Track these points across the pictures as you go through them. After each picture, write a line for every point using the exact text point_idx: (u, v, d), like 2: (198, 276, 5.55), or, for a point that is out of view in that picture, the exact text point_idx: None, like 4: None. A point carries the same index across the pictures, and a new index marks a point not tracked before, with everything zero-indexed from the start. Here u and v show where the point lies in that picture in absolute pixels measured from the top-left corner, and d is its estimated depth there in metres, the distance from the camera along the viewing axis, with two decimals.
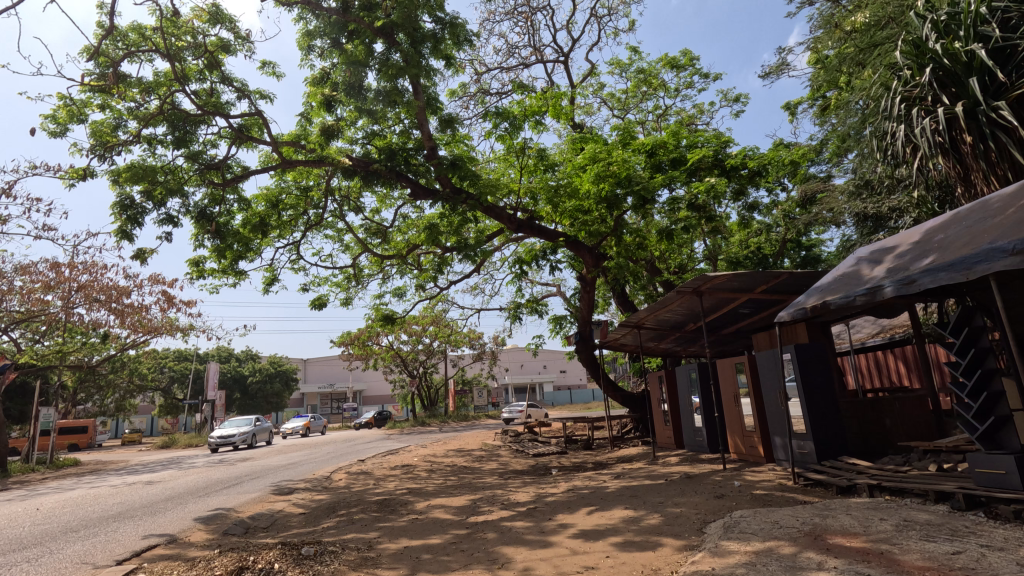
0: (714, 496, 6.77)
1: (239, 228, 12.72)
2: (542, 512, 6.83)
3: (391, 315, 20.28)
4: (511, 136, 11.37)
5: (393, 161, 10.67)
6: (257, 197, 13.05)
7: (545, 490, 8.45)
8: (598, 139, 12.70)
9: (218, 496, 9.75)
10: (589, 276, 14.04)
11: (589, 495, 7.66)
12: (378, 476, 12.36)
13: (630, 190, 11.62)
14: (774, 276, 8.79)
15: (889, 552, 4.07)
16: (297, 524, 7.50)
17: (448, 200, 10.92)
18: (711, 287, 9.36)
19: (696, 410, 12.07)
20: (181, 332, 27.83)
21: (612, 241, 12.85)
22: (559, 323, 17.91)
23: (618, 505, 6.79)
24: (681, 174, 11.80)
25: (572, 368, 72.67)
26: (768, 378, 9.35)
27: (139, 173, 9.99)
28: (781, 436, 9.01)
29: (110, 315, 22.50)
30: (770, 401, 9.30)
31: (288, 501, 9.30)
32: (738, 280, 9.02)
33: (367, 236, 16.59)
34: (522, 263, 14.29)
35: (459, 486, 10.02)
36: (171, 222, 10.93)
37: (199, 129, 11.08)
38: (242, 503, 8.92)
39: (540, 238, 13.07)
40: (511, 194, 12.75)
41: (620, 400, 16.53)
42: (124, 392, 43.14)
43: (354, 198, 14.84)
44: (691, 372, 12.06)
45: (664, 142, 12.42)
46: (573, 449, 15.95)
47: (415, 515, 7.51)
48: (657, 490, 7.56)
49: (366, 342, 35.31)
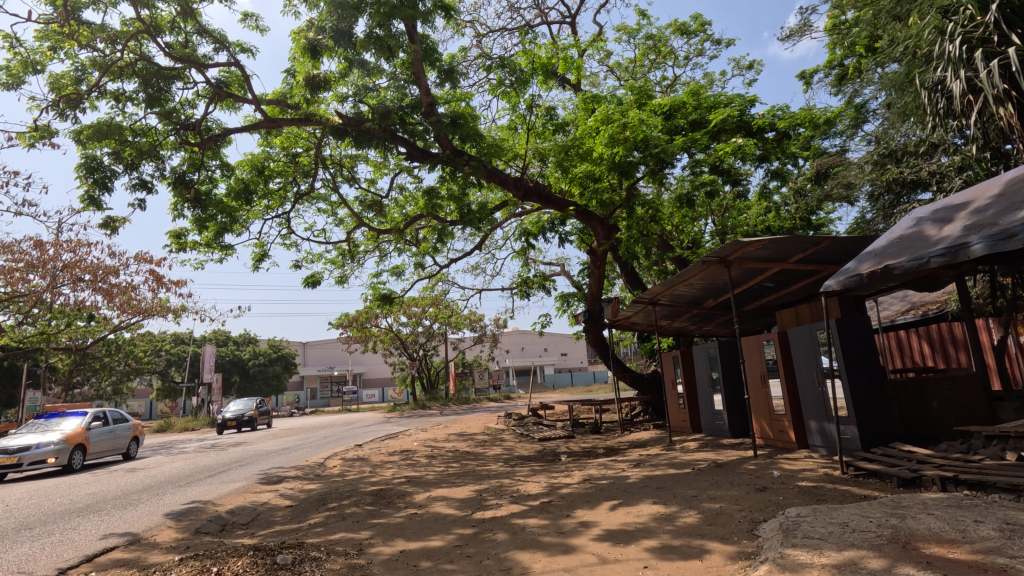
0: (755, 488, 5.92)
1: (223, 197, 11.76)
2: (559, 507, 6.02)
3: (389, 294, 19.32)
4: (517, 93, 10.34)
5: (387, 120, 9.66)
6: (240, 162, 11.95)
7: (557, 480, 7.63)
8: (612, 99, 11.66)
9: (198, 487, 8.91)
10: (599, 250, 13.07)
11: (609, 487, 6.80)
12: (376, 462, 11.59)
13: (646, 154, 10.59)
14: (814, 242, 7.86)
15: (1012, 568, 3.21)
16: (282, 520, 6.69)
17: (447, 162, 9.94)
18: (740, 255, 8.47)
19: (716, 392, 11.21)
20: (172, 313, 26.92)
21: (626, 212, 11.88)
22: (565, 301, 17.03)
23: (645, 499, 5.96)
24: (702, 136, 10.75)
25: (574, 350, 72.03)
26: (803, 357, 8.47)
27: (101, 131, 8.87)
28: (818, 420, 8.18)
29: (96, 296, 21.61)
30: (807, 383, 8.40)
31: (275, 492, 8.45)
32: (772, 247, 8.11)
33: (363, 210, 15.66)
34: (528, 237, 13.29)
35: (462, 475, 9.20)
36: (145, 189, 9.97)
37: (173, 85, 10.04)
38: (223, 494, 8.12)
39: (547, 207, 11.89)
40: (517, 160, 11.71)
41: (629, 382, 15.73)
42: (121, 375, 42.41)
43: (347, 166, 14.07)
44: (712, 350, 11.22)
45: (682, 103, 11.47)
46: (580, 434, 15.13)
47: (414, 510, 6.67)
48: (686, 480, 6.71)
49: (364, 324, 34.56)
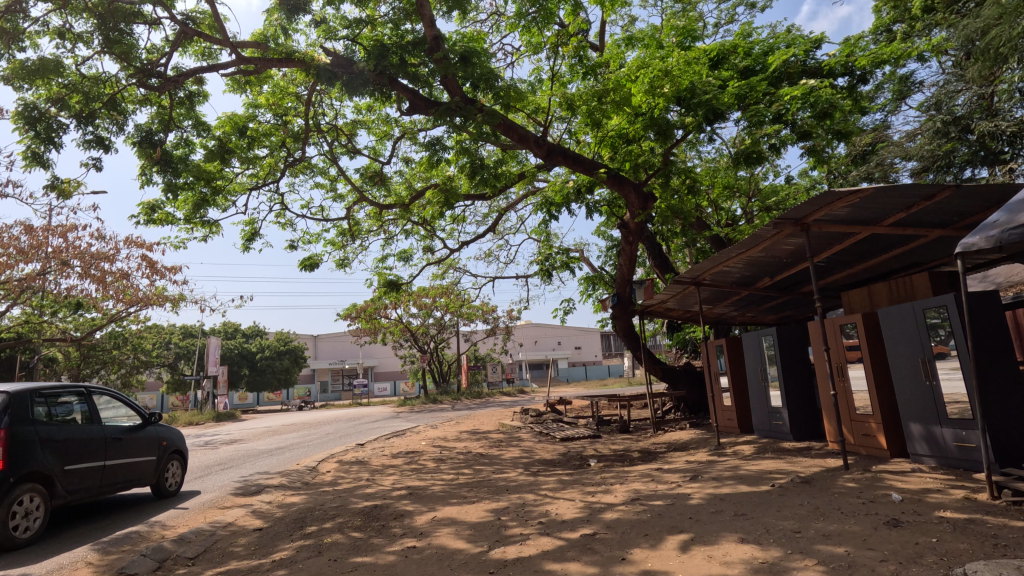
0: (883, 522, 4.23)
1: (202, 163, 10.35)
2: (609, 544, 4.38)
3: (396, 280, 17.74)
4: (539, 30, 8.86)
5: (383, 61, 8.11)
6: (219, 121, 10.41)
7: (594, 498, 6.03)
8: (650, 43, 9.96)
9: (158, 500, 7.40)
10: (632, 224, 11.29)
11: (668, 512, 5.16)
12: (375, 466, 10.06)
13: (692, 105, 8.90)
14: (929, 195, 6.07)
15: None
16: (242, 552, 5.15)
17: (455, 110, 8.30)
18: (820, 216, 6.74)
19: (772, 386, 9.53)
20: (171, 302, 25.63)
21: (665, 179, 10.22)
22: (590, 285, 15.33)
23: (727, 536, 4.29)
24: (760, 83, 8.98)
25: (588, 344, 70.27)
26: (901, 342, 6.72)
27: (33, 69, 7.39)
28: (923, 423, 6.47)
29: (87, 283, 20.36)
30: (908, 376, 6.67)
31: (246, 508, 6.92)
32: (869, 203, 6.32)
33: (365, 183, 14.15)
34: (550, 208, 11.57)
35: (474, 486, 7.61)
36: (101, 146, 8.58)
37: (135, 26, 8.54)
38: (182, 511, 6.62)
39: (573, 170, 10.12)
40: (538, 114, 9.95)
41: (660, 375, 14.15)
42: (128, 369, 41.43)
43: (346, 134, 12.90)
44: (766, 336, 9.53)
45: (732, 48, 9.77)
46: (607, 433, 13.53)
47: (411, 542, 5.08)
48: (773, 504, 5.02)
49: (373, 316, 33.29)
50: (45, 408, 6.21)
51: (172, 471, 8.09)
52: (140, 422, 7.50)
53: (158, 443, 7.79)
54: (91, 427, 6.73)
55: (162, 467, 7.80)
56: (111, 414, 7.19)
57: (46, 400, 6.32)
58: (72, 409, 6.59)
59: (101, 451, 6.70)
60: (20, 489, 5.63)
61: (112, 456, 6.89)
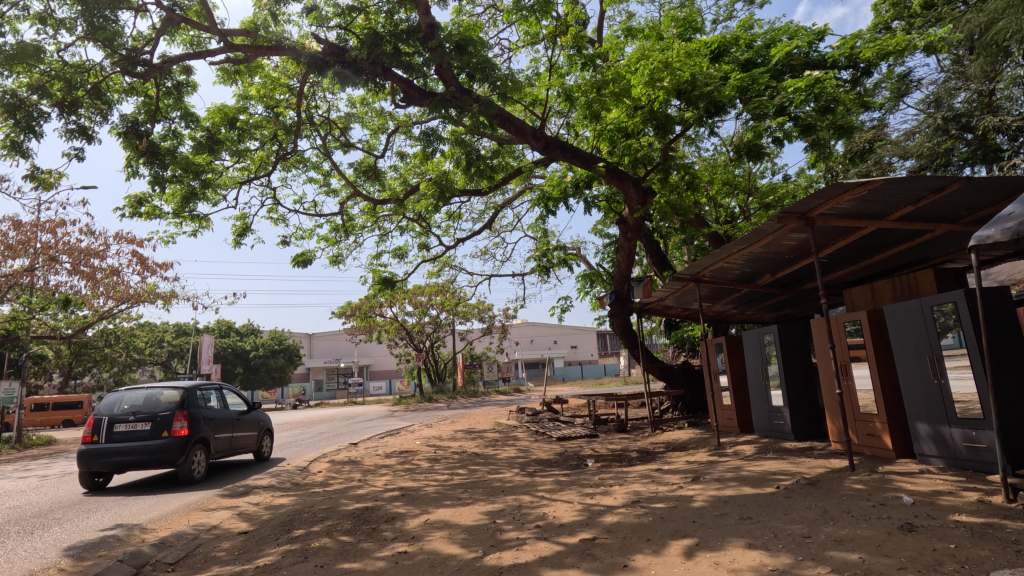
0: (897, 527, 4.03)
1: (190, 155, 10.09)
2: (609, 549, 4.18)
3: (391, 277, 17.48)
4: (537, 20, 8.63)
5: (376, 49, 7.86)
6: (207, 112, 10.13)
7: (593, 500, 5.82)
8: (650, 34, 9.73)
9: (142, 501, 7.16)
10: (631, 220, 11.08)
11: (670, 515, 4.96)
12: (368, 466, 9.84)
13: (693, 97, 8.69)
14: (939, 187, 5.88)
15: None
16: (225, 557, 4.93)
17: (449, 101, 8.06)
18: (825, 210, 6.54)
19: (772, 385, 9.36)
20: (162, 300, 25.29)
21: (665, 173, 10.00)
22: (588, 282, 15.12)
23: (733, 541, 4.08)
24: (762, 74, 8.78)
25: (584, 343, 70.12)
26: (909, 340, 6.54)
27: (11, 54, 7.13)
28: (931, 423, 6.28)
29: (76, 279, 20.00)
30: (915, 375, 6.48)
31: (233, 510, 6.68)
32: (877, 196, 6.12)
33: (359, 177, 13.89)
34: (547, 203, 11.35)
35: (469, 487, 7.39)
36: (85, 137, 8.37)
37: (120, 13, 8.27)
38: (165, 513, 6.39)
39: (572, 165, 9.90)
40: (536, 107, 9.72)
41: (657, 373, 13.97)
42: (120, 367, 40.97)
43: (339, 128, 12.64)
44: (767, 334, 9.35)
45: (734, 39, 9.55)
46: (604, 432, 13.34)
47: (402, 546, 4.86)
48: (780, 507, 4.82)
49: (368, 314, 33.01)
50: (200, 395, 9.14)
51: (265, 442, 11.06)
52: (249, 408, 10.43)
53: (258, 423, 10.74)
54: (223, 410, 9.69)
55: (260, 440, 10.73)
56: (233, 401, 10.19)
57: (198, 391, 9.22)
58: (212, 397, 9.48)
59: (230, 425, 9.66)
60: (193, 449, 8.61)
61: (237, 429, 9.92)
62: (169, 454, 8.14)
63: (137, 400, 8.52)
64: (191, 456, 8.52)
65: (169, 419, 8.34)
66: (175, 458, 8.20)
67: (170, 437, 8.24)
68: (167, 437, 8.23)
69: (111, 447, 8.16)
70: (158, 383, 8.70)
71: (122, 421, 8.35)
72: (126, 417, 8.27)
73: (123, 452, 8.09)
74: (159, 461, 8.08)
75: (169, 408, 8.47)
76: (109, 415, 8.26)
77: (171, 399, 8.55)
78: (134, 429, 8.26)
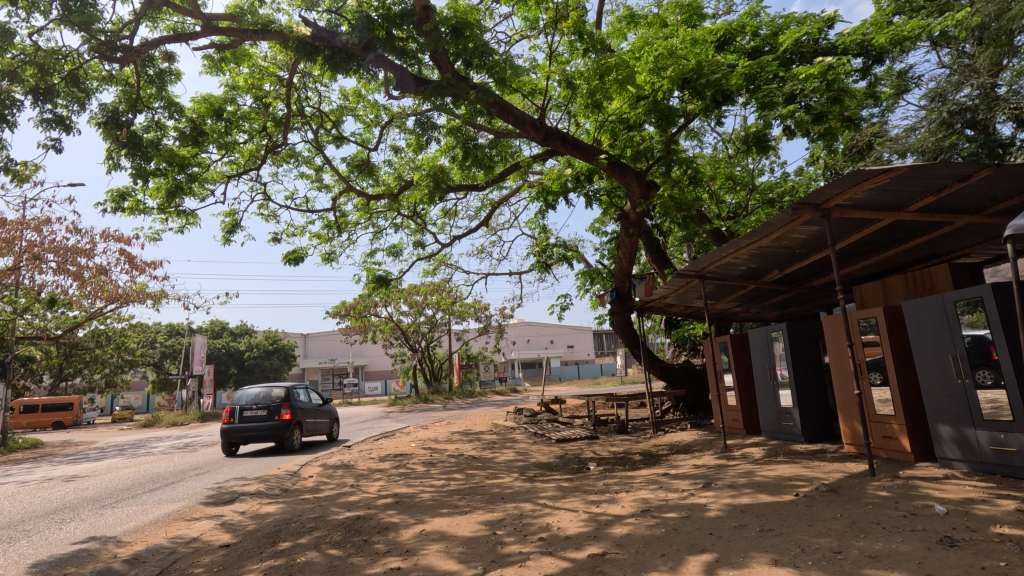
0: (934, 540, 3.70)
1: (175, 147, 9.71)
2: (622, 566, 3.82)
3: (385, 276, 17.11)
4: (537, 4, 8.27)
5: (367, 33, 7.47)
6: (192, 102, 9.71)
7: (600, 508, 5.46)
8: (653, 21, 9.39)
9: (120, 511, 6.74)
10: (633, 214, 10.69)
11: (684, 526, 4.60)
12: (361, 471, 9.45)
13: (699, 86, 8.35)
14: (964, 176, 5.53)
15: None
16: (202, 573, 4.54)
17: (444, 88, 7.68)
18: (842, 201, 6.19)
19: (781, 385, 9.02)
20: (153, 299, 24.78)
21: (669, 165, 9.65)
22: (588, 279, 14.76)
23: (758, 557, 3.74)
24: (770, 62, 8.45)
25: (580, 343, 69.85)
26: (927, 337, 6.24)
27: None
28: (954, 425, 5.96)
29: (62, 279, 19.48)
30: (934, 373, 6.18)
31: (216, 520, 6.29)
32: (898, 186, 5.77)
33: (351, 172, 13.49)
34: (546, 198, 10.97)
35: (467, 493, 7.03)
36: (62, 127, 7.95)
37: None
38: (142, 524, 5.98)
39: (572, 156, 9.52)
40: (536, 96, 9.35)
41: (659, 373, 13.65)
42: (112, 368, 40.34)
43: (332, 121, 12.26)
44: (775, 332, 9.03)
45: (740, 26, 9.21)
46: (605, 434, 12.99)
47: (395, 561, 4.49)
48: (803, 516, 4.47)
49: (363, 313, 32.56)
50: (296, 391, 13.08)
51: (336, 427, 14.89)
52: (324, 402, 14.24)
53: (330, 414, 14.56)
54: (309, 403, 13.61)
55: (331, 425, 14.55)
56: (314, 396, 14.05)
57: (294, 389, 13.09)
58: (303, 393, 13.40)
59: (313, 413, 13.51)
60: (293, 429, 12.57)
61: (317, 416, 13.81)
62: (278, 431, 12.12)
63: (256, 395, 12.41)
64: (292, 433, 12.44)
65: (278, 407, 12.28)
66: (282, 434, 12.17)
67: (279, 420, 12.19)
68: (277, 419, 12.19)
69: (242, 426, 12.14)
70: (268, 384, 12.54)
71: (248, 409, 12.28)
72: (251, 406, 12.20)
73: (249, 429, 12.06)
74: (273, 436, 12.02)
75: (278, 401, 12.37)
76: (239, 405, 12.14)
77: (278, 394, 12.40)
78: (256, 415, 12.23)
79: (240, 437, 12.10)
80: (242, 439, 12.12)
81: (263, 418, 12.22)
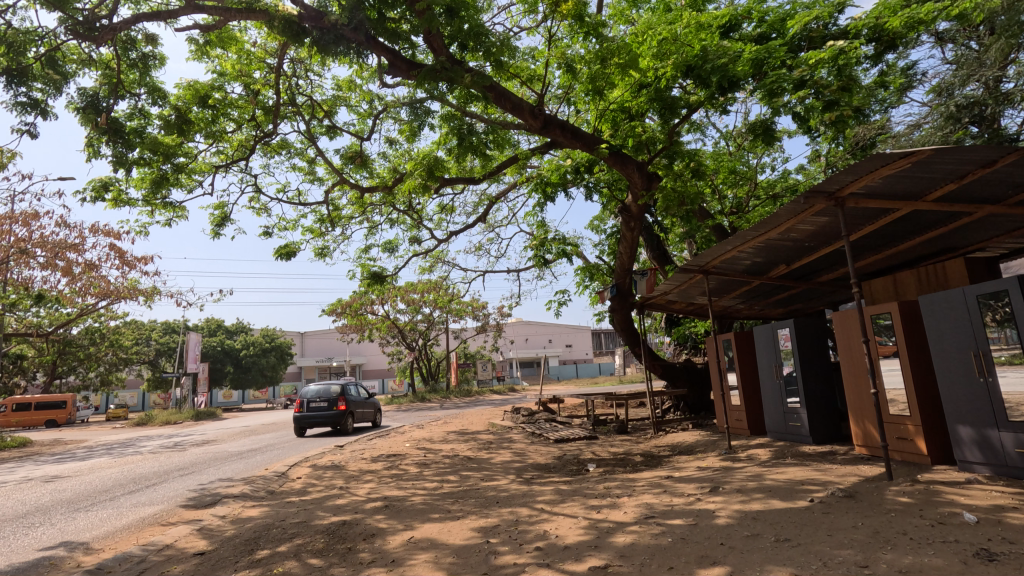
0: (971, 555, 3.36)
1: (159, 136, 9.35)
2: None
3: (381, 272, 16.73)
4: None
5: (357, 13, 7.11)
6: (178, 88, 9.35)
7: (600, 515, 5.11)
8: (657, 6, 9.05)
9: (94, 515, 6.38)
10: (634, 207, 10.32)
11: (692, 535, 4.26)
12: (352, 472, 9.09)
13: (704, 71, 8.01)
14: (988, 161, 5.19)
15: None
16: None
17: (438, 71, 7.33)
18: (857, 189, 5.84)
19: (787, 384, 8.70)
20: (145, 296, 24.38)
21: (672, 156, 9.30)
22: (587, 276, 14.41)
23: (776, 571, 3.40)
24: (779, 47, 8.11)
25: (579, 342, 69.60)
26: (946, 334, 5.91)
27: None
28: (975, 426, 5.63)
29: (51, 274, 19.11)
30: (953, 372, 5.85)
31: (193, 525, 5.93)
32: (917, 172, 5.43)
33: (345, 165, 13.13)
34: (545, 190, 10.62)
35: (460, 497, 6.68)
36: (37, 112, 7.59)
37: None
38: (114, 530, 5.62)
39: (572, 146, 9.17)
40: (534, 84, 9.00)
41: (659, 372, 13.33)
42: (105, 366, 39.87)
43: (324, 111, 11.89)
44: (780, 329, 8.70)
45: (747, 10, 8.86)
46: (604, 434, 12.67)
47: (379, 573, 4.15)
48: (821, 526, 4.13)
49: (359, 311, 32.18)
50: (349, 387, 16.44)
51: (378, 415, 18.19)
52: (369, 395, 17.59)
53: (374, 405, 17.86)
54: (358, 396, 16.92)
55: (374, 414, 17.83)
56: (361, 391, 17.35)
57: (347, 385, 16.44)
58: (353, 390, 16.74)
59: (362, 405, 16.86)
60: (348, 417, 15.88)
61: (364, 408, 17.08)
62: (337, 419, 15.40)
63: (318, 391, 15.79)
64: (347, 420, 15.73)
65: (335, 400, 15.54)
66: (340, 422, 15.45)
67: (337, 410, 15.54)
68: (335, 410, 15.48)
69: (308, 414, 15.57)
70: (327, 381, 15.84)
71: (313, 401, 15.68)
72: (315, 399, 15.55)
73: (314, 416, 15.44)
74: (332, 422, 15.31)
75: (335, 395, 15.70)
76: (306, 398, 15.48)
77: (336, 389, 15.79)
78: (319, 406, 15.57)
79: (307, 422, 15.54)
80: (310, 424, 15.53)
81: (324, 407, 15.59)
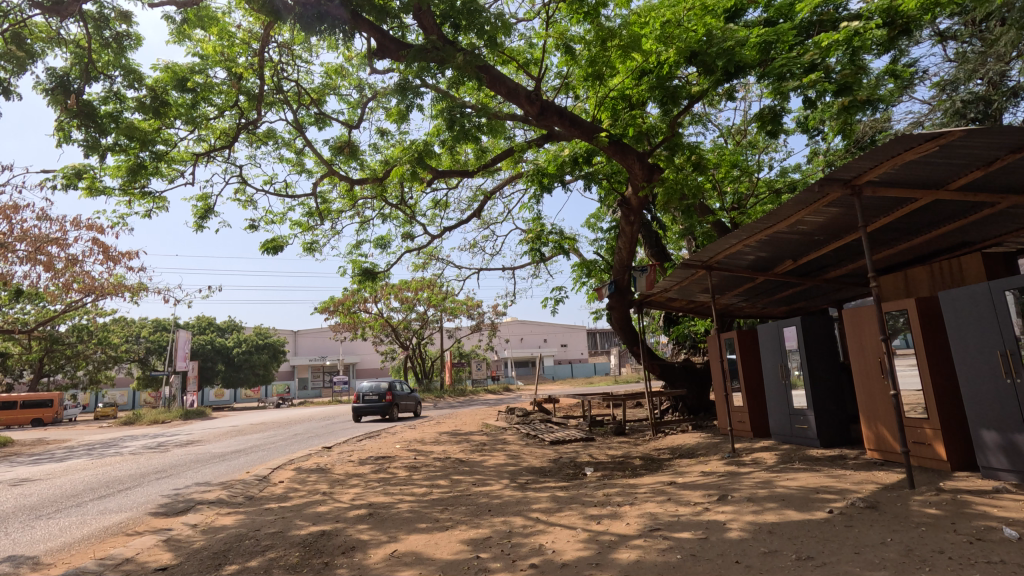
0: None
1: (136, 122, 8.91)
2: None
3: (372, 268, 16.29)
4: None
5: None
6: (156, 71, 8.90)
7: (601, 526, 4.69)
8: None
9: (53, 523, 5.91)
10: (633, 200, 9.94)
11: (703, 551, 3.85)
12: (337, 475, 8.66)
13: (709, 55, 7.63)
14: (1020, 146, 4.81)
15: None
16: None
17: (429, 51, 6.92)
18: (875, 176, 5.45)
19: (793, 385, 8.32)
20: (131, 292, 23.78)
21: (673, 146, 8.92)
22: (584, 272, 14.03)
23: None
24: (787, 30, 7.75)
25: (574, 342, 69.40)
26: (968, 332, 5.54)
27: None
28: (1001, 431, 5.26)
29: (33, 269, 18.57)
30: (977, 373, 5.48)
31: (160, 535, 5.48)
32: (942, 158, 5.04)
33: (334, 156, 12.69)
34: (541, 182, 10.24)
35: (450, 504, 6.25)
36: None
37: None
38: (71, 542, 5.16)
39: (569, 135, 8.77)
40: (530, 68, 8.60)
41: (657, 372, 12.95)
42: (93, 364, 39.17)
43: (312, 100, 11.44)
44: (787, 327, 8.32)
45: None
46: (601, 435, 12.28)
47: None
48: (846, 541, 3.73)
49: (352, 309, 31.72)
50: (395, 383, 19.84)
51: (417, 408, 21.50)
52: (410, 390, 21.01)
53: (414, 400, 21.20)
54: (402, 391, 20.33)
55: (415, 407, 21.17)
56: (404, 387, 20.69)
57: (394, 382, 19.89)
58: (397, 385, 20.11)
59: (406, 398, 20.30)
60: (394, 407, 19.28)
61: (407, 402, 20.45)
62: (386, 409, 18.77)
63: (371, 386, 19.28)
64: (394, 410, 19.15)
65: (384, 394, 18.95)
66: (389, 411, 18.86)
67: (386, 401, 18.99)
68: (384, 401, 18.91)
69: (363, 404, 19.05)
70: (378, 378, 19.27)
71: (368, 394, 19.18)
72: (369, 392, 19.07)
73: (369, 406, 18.96)
74: (383, 411, 18.73)
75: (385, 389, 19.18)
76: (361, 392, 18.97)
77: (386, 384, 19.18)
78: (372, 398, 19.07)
79: (363, 411, 19.05)
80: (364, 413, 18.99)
81: (376, 400, 19.04)
